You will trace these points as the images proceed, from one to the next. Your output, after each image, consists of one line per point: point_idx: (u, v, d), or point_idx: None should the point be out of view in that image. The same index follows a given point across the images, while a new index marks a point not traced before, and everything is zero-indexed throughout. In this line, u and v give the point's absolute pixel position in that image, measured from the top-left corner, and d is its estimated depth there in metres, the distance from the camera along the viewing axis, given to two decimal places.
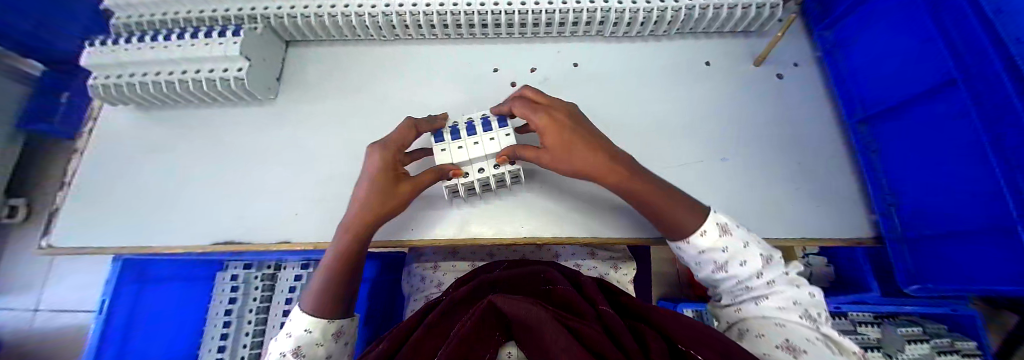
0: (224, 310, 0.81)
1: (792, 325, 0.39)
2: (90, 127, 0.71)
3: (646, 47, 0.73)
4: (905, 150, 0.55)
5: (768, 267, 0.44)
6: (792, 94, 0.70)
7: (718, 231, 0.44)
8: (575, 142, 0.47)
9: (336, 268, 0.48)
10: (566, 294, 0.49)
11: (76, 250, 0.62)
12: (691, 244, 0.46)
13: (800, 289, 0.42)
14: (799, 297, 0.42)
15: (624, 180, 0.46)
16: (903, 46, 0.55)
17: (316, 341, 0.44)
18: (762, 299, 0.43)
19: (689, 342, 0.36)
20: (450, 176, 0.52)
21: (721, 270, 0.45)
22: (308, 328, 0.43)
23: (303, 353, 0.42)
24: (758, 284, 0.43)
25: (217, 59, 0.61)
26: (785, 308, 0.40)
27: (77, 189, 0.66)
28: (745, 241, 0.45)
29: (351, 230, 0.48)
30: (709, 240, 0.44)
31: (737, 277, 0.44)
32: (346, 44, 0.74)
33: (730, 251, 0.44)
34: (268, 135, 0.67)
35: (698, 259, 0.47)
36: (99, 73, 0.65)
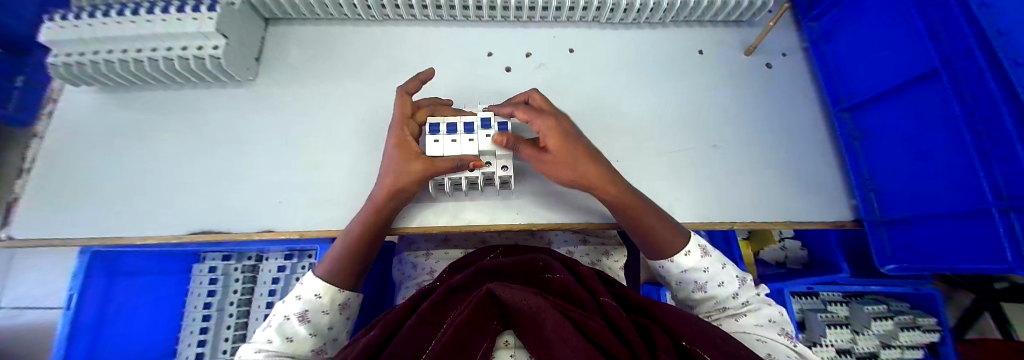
0: (203, 302, 0.78)
1: (773, 341, 0.40)
2: (49, 109, 0.66)
3: (640, 34, 0.72)
4: (884, 139, 0.58)
5: (744, 288, 0.46)
6: (781, 84, 0.71)
7: (700, 252, 0.47)
8: (579, 158, 0.44)
9: (352, 237, 0.49)
10: (565, 283, 0.48)
11: (38, 242, 0.58)
12: (674, 263, 0.47)
13: (771, 307, 0.45)
14: (773, 314, 0.45)
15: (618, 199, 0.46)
16: (887, 36, 0.56)
17: (323, 309, 0.45)
18: (742, 316, 0.44)
19: (693, 340, 0.37)
20: (470, 169, 0.48)
21: (701, 290, 0.47)
22: (317, 293, 0.45)
23: (309, 317, 0.43)
24: (735, 304, 0.46)
25: (190, 36, 0.56)
26: (764, 326, 0.42)
27: (35, 175, 0.61)
28: (723, 263, 0.47)
29: (372, 205, 0.49)
30: (691, 261, 0.46)
31: (715, 297, 0.46)
32: (331, 24, 0.70)
33: (710, 272, 0.46)
34: (248, 119, 0.63)
35: (679, 279, 0.48)
36: (58, 51, 0.60)
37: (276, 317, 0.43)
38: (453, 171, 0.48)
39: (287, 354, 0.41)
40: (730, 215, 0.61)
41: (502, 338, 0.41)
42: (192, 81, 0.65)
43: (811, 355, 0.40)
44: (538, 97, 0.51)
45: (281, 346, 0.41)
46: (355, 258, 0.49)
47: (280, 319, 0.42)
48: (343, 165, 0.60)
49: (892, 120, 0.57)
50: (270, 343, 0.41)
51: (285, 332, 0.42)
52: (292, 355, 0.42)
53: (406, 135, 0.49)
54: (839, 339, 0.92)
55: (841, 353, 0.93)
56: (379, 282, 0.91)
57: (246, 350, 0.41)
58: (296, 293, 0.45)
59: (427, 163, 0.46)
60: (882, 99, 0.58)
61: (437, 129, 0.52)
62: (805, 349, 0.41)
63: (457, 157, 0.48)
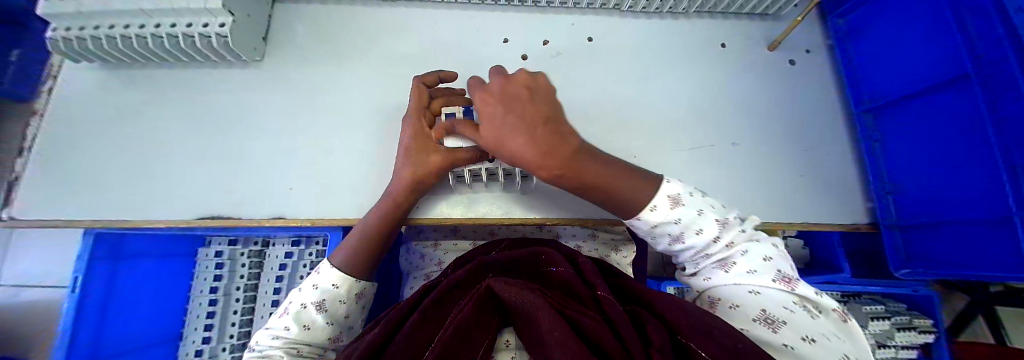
0: (209, 288, 0.79)
1: (767, 289, 0.34)
2: (50, 85, 0.63)
3: (662, 24, 0.70)
4: (905, 141, 0.56)
5: (726, 229, 0.38)
6: (804, 82, 0.69)
7: (670, 204, 0.38)
8: (507, 124, 0.34)
9: (372, 227, 0.49)
10: (567, 277, 0.48)
11: (44, 223, 0.57)
12: (642, 221, 0.39)
13: (763, 244, 0.38)
14: (765, 253, 0.37)
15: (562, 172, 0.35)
16: (917, 34, 0.54)
17: (340, 298, 0.44)
18: (729, 264, 0.37)
19: (689, 333, 0.32)
20: (490, 156, 0.47)
21: (678, 242, 0.40)
22: (334, 283, 0.44)
23: (326, 306, 0.42)
24: (718, 249, 0.38)
25: (195, 13, 0.54)
26: (755, 271, 0.35)
27: (38, 154, 0.59)
28: (699, 208, 0.38)
29: (393, 195, 0.50)
30: (659, 216, 0.38)
31: (695, 248, 0.39)
32: (342, 4, 0.67)
33: (684, 222, 0.38)
34: (256, 102, 0.61)
35: (653, 234, 0.41)
36: (58, 25, 0.57)
37: (292, 305, 0.42)
38: (472, 161, 0.46)
39: (303, 342, 0.40)
40: (744, 214, 0.60)
41: (502, 338, 0.41)
42: (197, 60, 0.62)
43: (813, 296, 0.33)
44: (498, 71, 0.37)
45: (298, 334, 0.39)
46: (376, 248, 0.49)
47: (297, 307, 0.41)
48: (354, 152, 0.59)
49: (915, 122, 0.55)
50: (286, 331, 0.39)
51: (302, 321, 0.40)
52: (308, 343, 0.40)
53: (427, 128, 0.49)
54: None
55: None
56: (386, 271, 0.90)
57: (263, 337, 0.40)
58: (313, 282, 0.44)
59: (447, 155, 0.46)
60: (905, 100, 0.56)
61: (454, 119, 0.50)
62: (807, 290, 0.33)
63: (473, 144, 0.47)
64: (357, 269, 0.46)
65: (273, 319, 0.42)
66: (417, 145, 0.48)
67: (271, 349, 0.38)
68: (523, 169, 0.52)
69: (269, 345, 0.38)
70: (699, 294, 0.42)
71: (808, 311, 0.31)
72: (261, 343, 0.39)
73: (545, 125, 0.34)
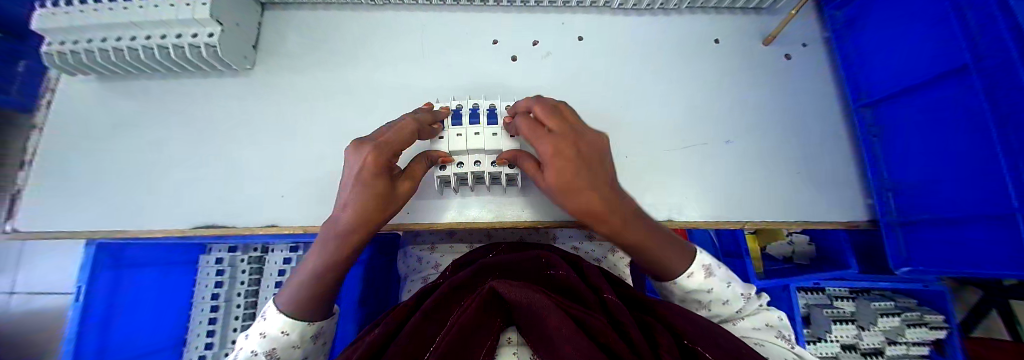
0: (210, 294, 0.80)
1: (770, 343, 0.40)
2: (48, 98, 0.64)
3: (653, 21, 0.69)
4: (907, 135, 0.55)
5: (748, 299, 0.44)
6: (800, 76, 0.68)
7: (704, 273, 0.43)
8: (585, 183, 0.36)
9: (318, 269, 0.41)
10: (568, 279, 0.48)
11: (43, 235, 0.58)
12: (676, 285, 0.44)
13: (771, 311, 0.45)
14: (769, 318, 0.44)
15: (625, 229, 0.39)
16: (917, 24, 0.52)
17: (293, 343, 0.41)
18: (739, 321, 0.44)
19: (699, 341, 0.34)
20: (438, 162, 0.49)
21: (706, 308, 0.44)
22: (283, 330, 0.40)
23: (275, 354, 0.39)
24: (738, 315, 0.44)
25: (183, 23, 0.54)
26: (761, 329, 0.42)
27: (38, 167, 0.61)
28: (728, 279, 0.44)
29: (342, 235, 0.41)
30: (694, 282, 0.43)
31: (719, 315, 0.44)
32: (330, 9, 0.67)
33: (715, 291, 0.43)
34: (249, 110, 0.62)
35: (682, 296, 0.45)
36: (51, 39, 0.58)
37: (241, 351, 0.39)
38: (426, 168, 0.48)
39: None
40: (741, 213, 0.59)
41: (505, 335, 0.41)
42: (190, 70, 0.63)
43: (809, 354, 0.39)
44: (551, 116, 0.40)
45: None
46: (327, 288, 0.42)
47: (246, 353, 0.39)
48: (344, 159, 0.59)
49: (916, 115, 0.53)
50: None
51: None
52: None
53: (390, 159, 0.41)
54: (845, 335, 0.92)
55: (846, 348, 0.93)
56: (384, 274, 0.90)
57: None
58: (258, 329, 0.40)
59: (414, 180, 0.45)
60: (905, 92, 0.55)
61: (442, 124, 0.52)
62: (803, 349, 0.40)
63: (424, 152, 0.48)
64: (305, 313, 0.41)
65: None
66: (382, 181, 0.40)
67: None
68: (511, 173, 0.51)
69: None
70: None
71: None
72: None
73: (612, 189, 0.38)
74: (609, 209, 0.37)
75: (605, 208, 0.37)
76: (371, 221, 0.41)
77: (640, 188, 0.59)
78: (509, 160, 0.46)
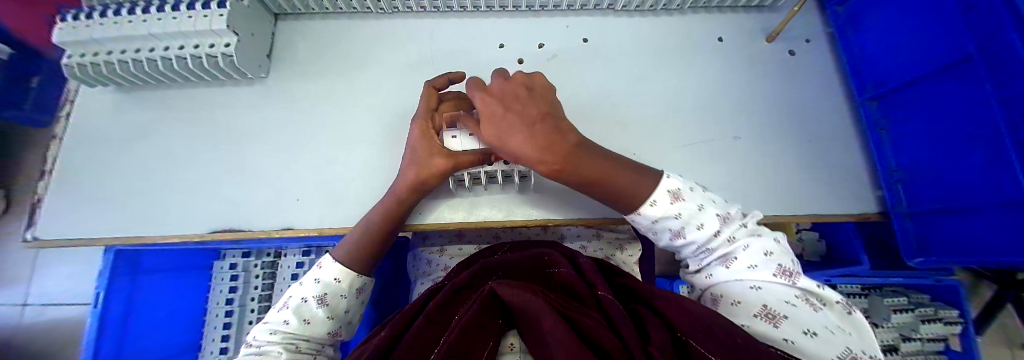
0: (225, 299, 0.81)
1: (768, 284, 0.34)
2: (67, 110, 0.66)
3: (657, 22, 0.70)
4: (914, 127, 0.55)
5: (726, 224, 0.39)
6: (804, 72, 0.68)
7: (671, 200, 0.39)
8: (507, 126, 0.38)
9: (372, 223, 0.50)
10: (567, 277, 0.48)
11: (64, 242, 0.59)
12: (643, 216, 0.41)
13: (765, 238, 0.38)
14: (766, 247, 0.37)
15: (562, 166, 0.39)
16: (920, 17, 0.53)
17: (341, 292, 0.46)
18: (729, 259, 0.38)
19: (688, 330, 0.32)
20: (492, 160, 0.47)
21: (679, 236, 0.40)
22: (336, 278, 0.46)
23: (326, 300, 0.44)
24: (718, 243, 0.38)
25: (201, 34, 0.56)
26: (755, 265, 0.35)
27: (59, 176, 0.62)
28: (699, 202, 0.39)
29: (395, 192, 0.50)
30: (659, 211, 0.39)
31: (696, 242, 0.39)
32: (341, 18, 0.69)
33: (684, 216, 0.39)
34: (264, 117, 0.63)
35: (655, 229, 0.42)
36: (72, 51, 0.60)
37: (292, 299, 0.44)
38: (479, 163, 0.47)
39: (302, 338, 0.42)
40: (751, 209, 0.59)
41: (507, 340, 0.41)
42: (205, 80, 0.65)
43: (816, 289, 0.33)
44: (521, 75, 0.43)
45: (297, 328, 0.41)
46: (374, 245, 0.49)
47: (297, 300, 0.43)
48: (357, 161, 0.60)
49: (923, 108, 0.54)
50: (286, 323, 0.41)
51: (302, 314, 0.42)
52: (307, 338, 0.42)
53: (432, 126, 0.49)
54: None
55: None
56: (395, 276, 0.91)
57: (261, 331, 0.42)
58: (313, 276, 0.46)
59: (448, 157, 0.46)
60: (913, 84, 0.55)
61: (455, 124, 0.51)
62: (809, 284, 0.33)
63: (479, 149, 0.47)
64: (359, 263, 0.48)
65: (271, 313, 0.44)
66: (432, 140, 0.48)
67: (270, 344, 0.39)
68: (521, 170, 0.52)
69: (267, 340, 0.40)
70: (703, 294, 0.42)
71: (810, 305, 0.31)
72: (259, 338, 0.41)
73: (541, 124, 0.38)
74: (534, 149, 0.37)
75: (532, 150, 0.37)
76: (417, 177, 0.48)
77: None
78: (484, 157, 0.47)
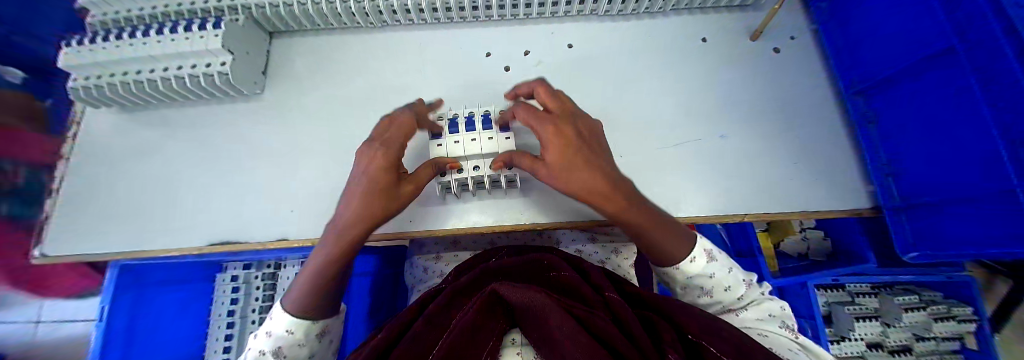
0: (226, 310, 0.83)
1: (773, 334, 0.41)
2: (74, 131, 0.69)
3: (641, 25, 0.71)
4: (902, 120, 0.55)
5: (746, 289, 0.46)
6: (790, 68, 0.68)
7: (706, 257, 0.45)
8: (579, 162, 0.42)
9: (323, 269, 0.44)
10: (570, 279, 0.49)
11: (69, 258, 0.61)
12: (679, 270, 0.45)
13: (772, 302, 0.46)
14: (773, 309, 0.45)
15: (623, 209, 0.42)
16: (900, 12, 0.53)
17: (297, 342, 0.44)
18: (742, 312, 0.45)
19: (698, 332, 0.35)
20: (447, 169, 0.50)
21: (706, 294, 0.46)
22: (286, 329, 0.43)
23: (282, 353, 0.43)
24: (740, 305, 0.45)
25: (198, 54, 0.58)
26: (764, 320, 0.43)
27: (65, 194, 0.64)
28: (728, 266, 0.46)
29: (346, 236, 0.44)
30: (696, 267, 0.44)
31: (721, 302, 0.46)
32: (332, 33, 0.71)
33: (717, 277, 0.45)
34: (260, 131, 0.65)
35: (685, 284, 0.47)
36: (77, 75, 0.62)
37: (252, 351, 0.43)
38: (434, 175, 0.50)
39: None
40: (742, 207, 0.59)
41: (508, 336, 0.42)
42: (204, 98, 0.67)
43: (814, 346, 0.39)
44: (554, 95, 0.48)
45: None
46: (330, 289, 0.46)
47: (255, 353, 0.42)
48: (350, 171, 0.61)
49: (906, 101, 0.54)
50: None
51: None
52: None
53: (398, 155, 0.46)
54: (868, 332, 0.90)
55: (871, 346, 0.91)
56: (393, 286, 0.91)
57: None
58: (266, 328, 0.44)
59: (416, 182, 0.48)
60: (898, 78, 0.55)
61: (441, 133, 0.53)
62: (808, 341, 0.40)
63: (433, 161, 0.50)
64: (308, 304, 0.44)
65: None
66: (390, 176, 0.44)
67: None
68: (507, 175, 0.53)
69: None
70: None
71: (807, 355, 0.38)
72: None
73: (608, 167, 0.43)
74: (603, 186, 0.41)
75: (601, 187, 0.41)
76: (376, 217, 0.44)
77: (637, 187, 0.59)
78: (509, 160, 0.48)
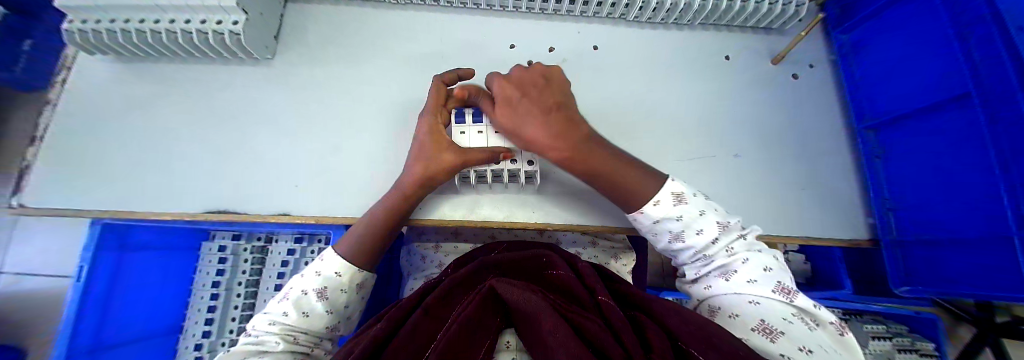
0: (211, 281, 0.79)
1: (766, 300, 0.33)
2: (62, 76, 0.64)
3: (667, 35, 0.70)
4: (912, 157, 0.56)
5: (725, 234, 0.39)
6: (805, 96, 0.69)
7: (673, 201, 0.40)
8: (524, 111, 0.44)
9: (379, 216, 0.49)
10: (567, 280, 0.47)
11: (49, 212, 0.57)
12: (645, 215, 0.41)
13: (763, 255, 0.38)
14: (764, 263, 0.37)
15: (570, 155, 0.42)
16: (922, 51, 0.54)
17: (341, 286, 0.44)
18: (728, 271, 0.37)
19: (689, 340, 0.29)
20: (500, 159, 0.47)
21: (678, 240, 0.40)
22: (336, 271, 0.45)
23: (326, 294, 0.42)
24: (716, 252, 0.39)
25: (211, 11, 0.55)
26: (754, 281, 0.35)
27: (49, 143, 0.60)
28: (701, 208, 0.40)
29: (400, 188, 0.50)
30: (661, 211, 0.40)
31: (694, 247, 0.39)
32: (352, 6, 0.68)
33: (685, 219, 0.39)
34: (267, 100, 0.62)
35: (654, 230, 0.42)
36: (74, 17, 0.58)
37: (293, 290, 0.42)
38: (484, 162, 0.47)
39: (301, 330, 0.40)
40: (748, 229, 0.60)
41: (503, 338, 0.39)
42: (210, 56, 0.63)
43: (812, 308, 0.32)
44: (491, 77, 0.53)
45: (297, 320, 0.39)
46: (381, 237, 0.49)
47: (298, 292, 0.42)
48: (359, 151, 0.59)
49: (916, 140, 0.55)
50: (284, 317, 0.40)
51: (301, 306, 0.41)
52: (304, 331, 0.40)
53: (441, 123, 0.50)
54: None
55: None
56: (386, 271, 0.90)
57: (260, 321, 0.40)
58: (314, 268, 0.45)
59: (458, 153, 0.46)
60: (911, 116, 0.56)
61: (464, 120, 0.52)
62: (806, 303, 0.32)
63: (485, 149, 0.47)
64: (362, 260, 0.47)
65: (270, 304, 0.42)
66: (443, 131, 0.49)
67: (268, 334, 0.38)
68: (528, 170, 0.53)
69: (267, 330, 0.38)
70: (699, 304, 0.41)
71: (804, 322, 0.30)
72: (257, 327, 0.39)
73: (554, 115, 0.43)
74: (543, 135, 0.42)
75: (543, 136, 0.42)
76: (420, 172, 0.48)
77: None
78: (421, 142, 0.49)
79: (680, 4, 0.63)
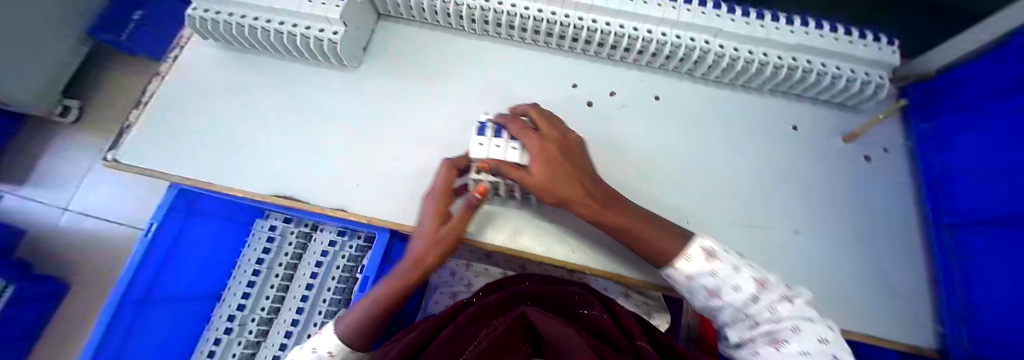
0: (256, 257, 0.83)
1: None
2: (176, 54, 0.73)
3: (732, 96, 0.70)
4: (988, 267, 0.50)
5: (766, 292, 0.38)
6: (877, 180, 0.65)
7: (704, 256, 0.41)
8: (557, 172, 0.43)
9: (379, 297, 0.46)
10: (599, 321, 0.47)
11: (137, 171, 0.64)
12: (678, 271, 0.43)
13: (818, 324, 0.35)
14: (821, 332, 0.34)
15: (594, 211, 0.44)
16: (997, 156, 0.51)
17: (329, 352, 0.45)
18: (779, 341, 0.35)
19: None
20: (473, 201, 0.44)
21: (715, 296, 0.41)
22: (329, 351, 0.45)
23: None
24: (759, 311, 0.38)
25: (316, 18, 0.61)
26: (809, 353, 0.33)
27: (152, 109, 0.68)
28: (734, 263, 0.41)
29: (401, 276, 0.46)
30: (693, 266, 0.41)
31: (730, 304, 0.40)
32: (434, 28, 0.74)
33: (720, 276, 0.40)
34: (342, 102, 0.67)
35: (690, 286, 0.44)
36: (199, 6, 0.66)
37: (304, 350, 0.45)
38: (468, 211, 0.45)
39: None
40: None
41: None
42: (301, 55, 0.70)
43: None
44: (512, 121, 0.48)
45: None
46: (384, 311, 0.46)
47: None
48: (417, 163, 0.62)
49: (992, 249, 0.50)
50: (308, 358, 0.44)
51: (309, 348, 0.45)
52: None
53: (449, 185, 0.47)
54: None
55: None
56: None
57: None
58: (311, 344, 0.45)
59: (465, 214, 0.45)
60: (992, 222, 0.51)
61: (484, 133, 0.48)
62: None
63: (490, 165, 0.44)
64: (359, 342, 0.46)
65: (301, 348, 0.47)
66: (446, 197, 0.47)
67: None
68: None
69: None
70: None
71: None
72: None
73: (568, 163, 0.45)
74: (574, 192, 0.43)
75: (572, 194, 0.43)
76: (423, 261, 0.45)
77: None
78: (494, 167, 0.44)
79: (749, 68, 0.64)
